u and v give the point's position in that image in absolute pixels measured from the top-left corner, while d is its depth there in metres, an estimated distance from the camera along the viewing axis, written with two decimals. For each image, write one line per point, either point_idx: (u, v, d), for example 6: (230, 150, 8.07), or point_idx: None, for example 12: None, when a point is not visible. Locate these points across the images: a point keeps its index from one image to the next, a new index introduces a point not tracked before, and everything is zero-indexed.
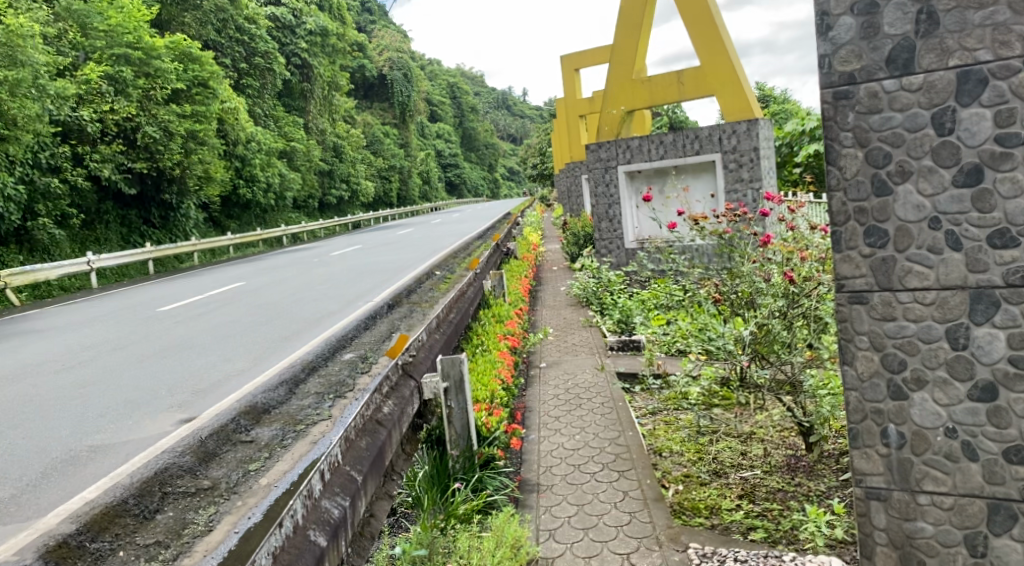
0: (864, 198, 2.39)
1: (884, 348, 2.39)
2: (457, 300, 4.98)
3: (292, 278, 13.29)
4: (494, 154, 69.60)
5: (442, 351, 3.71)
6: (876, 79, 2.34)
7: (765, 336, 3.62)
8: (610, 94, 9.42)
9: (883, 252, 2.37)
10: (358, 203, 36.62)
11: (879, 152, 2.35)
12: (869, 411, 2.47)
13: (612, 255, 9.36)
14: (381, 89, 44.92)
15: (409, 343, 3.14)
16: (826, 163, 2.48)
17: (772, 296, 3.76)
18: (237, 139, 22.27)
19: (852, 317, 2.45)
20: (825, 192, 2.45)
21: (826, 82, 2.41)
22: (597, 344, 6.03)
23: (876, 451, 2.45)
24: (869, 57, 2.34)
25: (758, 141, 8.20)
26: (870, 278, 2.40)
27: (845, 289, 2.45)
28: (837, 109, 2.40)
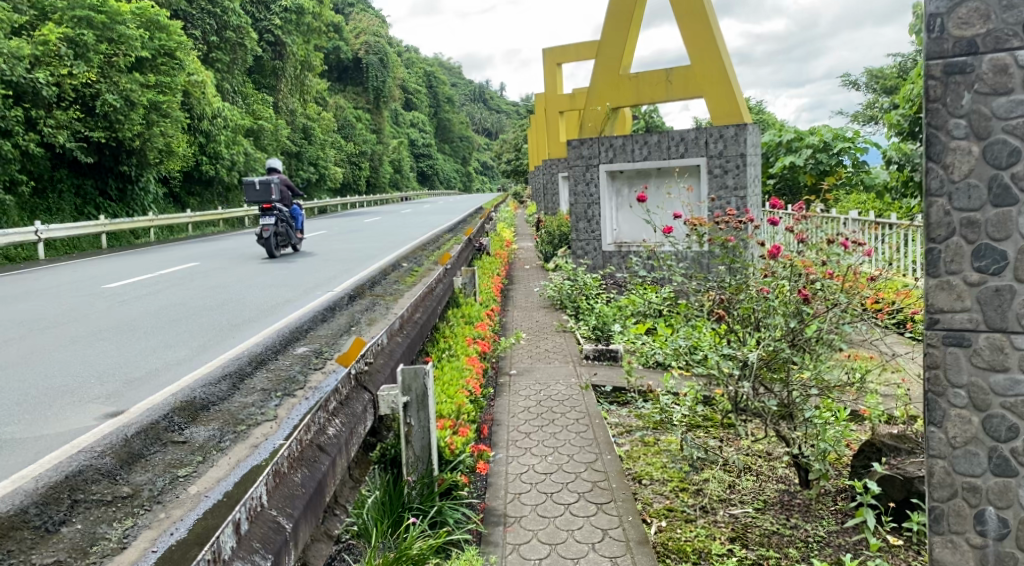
0: (975, 208, 2.18)
1: (990, 409, 2.21)
2: (423, 298, 4.53)
3: (250, 262, 12.61)
4: (468, 148, 69.07)
5: (402, 358, 3.27)
6: (1005, 49, 2.10)
7: (772, 360, 3.28)
8: (596, 90, 9.02)
9: (997, 283, 2.16)
10: (327, 188, 35.70)
11: (1002, 147, 2.13)
12: (960, 487, 2.30)
13: (589, 257, 8.95)
14: (357, 74, 43.98)
15: (365, 349, 2.68)
16: (925, 158, 2.26)
17: (780, 315, 3.32)
18: (203, 113, 21.38)
19: (949, 364, 2.25)
20: (925, 197, 2.25)
21: (936, 51, 2.17)
22: (572, 351, 5.65)
23: (967, 540, 2.30)
24: (998, 19, 2.09)
25: (745, 147, 7.94)
26: (977, 314, 2.20)
27: (941, 326, 2.26)
28: (948, 86, 2.17)
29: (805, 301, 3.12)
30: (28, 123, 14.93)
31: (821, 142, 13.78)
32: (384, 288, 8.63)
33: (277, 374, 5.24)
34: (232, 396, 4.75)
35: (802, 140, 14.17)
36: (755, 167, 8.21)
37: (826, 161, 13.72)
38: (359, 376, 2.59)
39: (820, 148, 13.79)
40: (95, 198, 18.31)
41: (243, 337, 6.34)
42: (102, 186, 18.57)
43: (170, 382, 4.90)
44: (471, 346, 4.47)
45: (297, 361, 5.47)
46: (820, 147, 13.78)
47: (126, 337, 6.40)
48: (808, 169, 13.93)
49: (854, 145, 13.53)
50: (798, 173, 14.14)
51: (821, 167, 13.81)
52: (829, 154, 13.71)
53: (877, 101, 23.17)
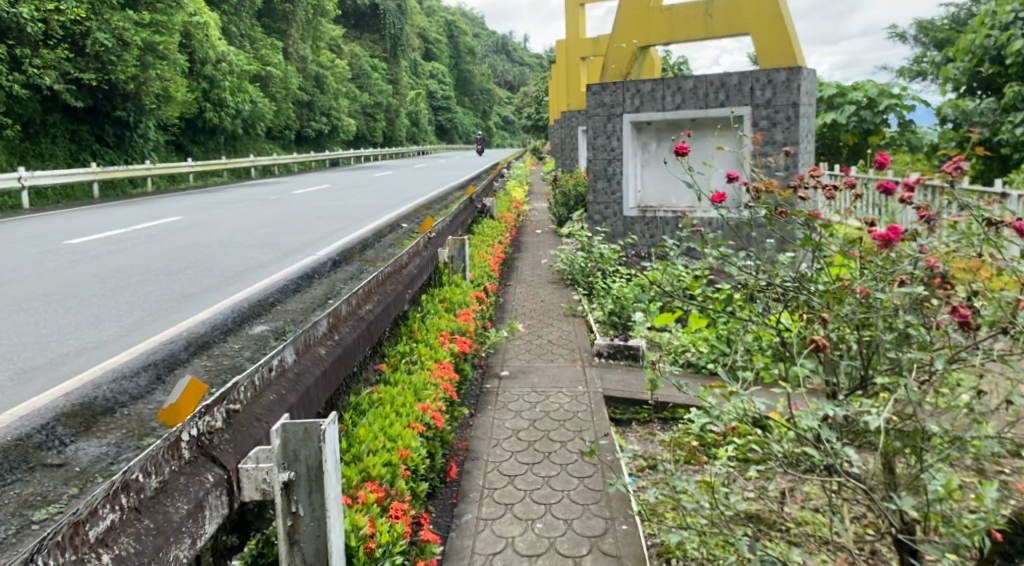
0: None
1: None
2: (383, 280, 3.41)
3: (239, 217, 11.51)
4: (489, 102, 66.95)
5: (319, 388, 2.17)
6: None
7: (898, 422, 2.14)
8: (622, 25, 7.67)
9: None
10: (340, 140, 34.27)
11: None
12: None
13: (607, 224, 7.75)
14: (374, 22, 42.18)
15: (205, 400, 1.55)
16: None
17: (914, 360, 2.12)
18: (206, 57, 20.11)
19: None
20: None
21: None
22: (582, 345, 4.53)
23: None
24: None
25: (798, 96, 6.65)
26: None
27: None
28: None
29: (962, 327, 1.91)
30: (13, 62, 13.72)
31: (865, 97, 12.27)
32: (377, 251, 7.52)
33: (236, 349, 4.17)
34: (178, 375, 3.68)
35: (845, 95, 12.66)
36: (808, 120, 6.93)
37: (870, 119, 12.16)
38: (202, 443, 1.52)
39: (864, 104, 12.30)
40: (91, 144, 17.15)
41: (189, 315, 5.14)
42: (98, 132, 17.38)
43: (91, 362, 3.89)
44: (445, 348, 3.40)
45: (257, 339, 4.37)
46: (864, 103, 12.27)
47: (55, 307, 5.31)
48: (850, 128, 12.42)
49: (902, 102, 12.00)
50: (838, 132, 12.72)
51: (865, 126, 12.25)
52: (874, 112, 12.21)
53: (925, 55, 21.11)
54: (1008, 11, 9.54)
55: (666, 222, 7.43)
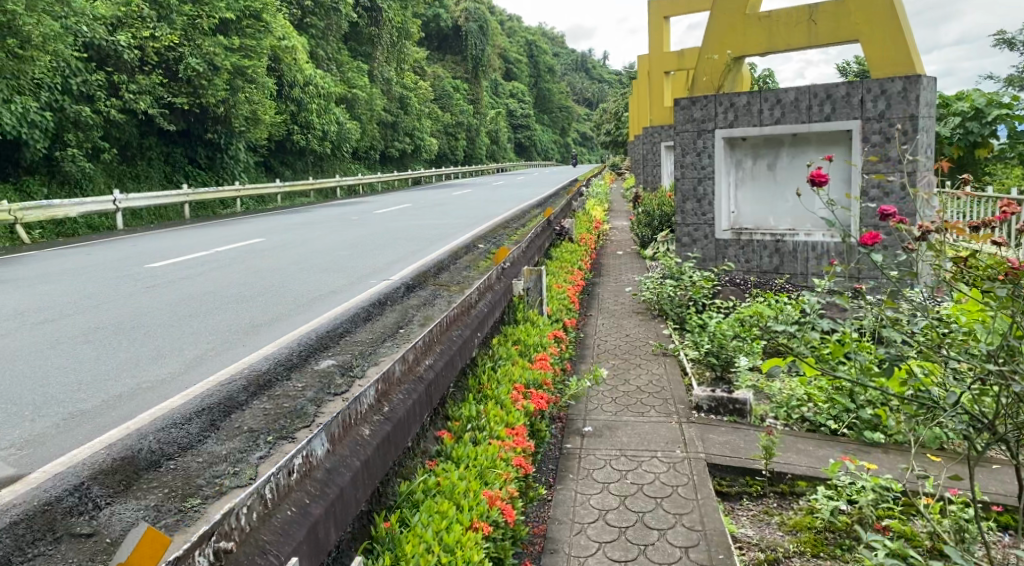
0: None
1: None
2: (446, 328, 3.02)
3: (317, 239, 11.56)
4: (568, 118, 66.63)
5: (352, 486, 1.79)
6: None
7: None
8: (714, 31, 6.91)
9: None
10: (421, 159, 34.77)
11: None
12: None
13: (697, 248, 7.08)
14: (457, 42, 42.91)
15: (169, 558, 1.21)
16: None
17: None
18: (293, 80, 20.79)
19: None
20: None
21: None
22: (676, 395, 3.91)
23: None
24: None
25: (918, 107, 5.69)
26: None
27: None
28: None
29: None
30: (111, 88, 14.51)
31: (969, 109, 10.55)
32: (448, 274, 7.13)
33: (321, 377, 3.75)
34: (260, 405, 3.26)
35: (948, 106, 11.05)
36: (931, 134, 5.93)
37: (977, 131, 10.48)
38: None
39: (967, 115, 10.61)
40: (183, 166, 17.99)
41: (240, 355, 4.74)
42: (191, 154, 18.17)
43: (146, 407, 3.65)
44: (518, 408, 2.95)
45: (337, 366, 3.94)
46: (969, 114, 10.60)
47: (122, 339, 5.25)
48: (953, 142, 10.72)
49: (1014, 112, 10.24)
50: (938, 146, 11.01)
51: (971, 139, 10.58)
52: (980, 122, 10.53)
53: None
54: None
55: (764, 246, 6.61)
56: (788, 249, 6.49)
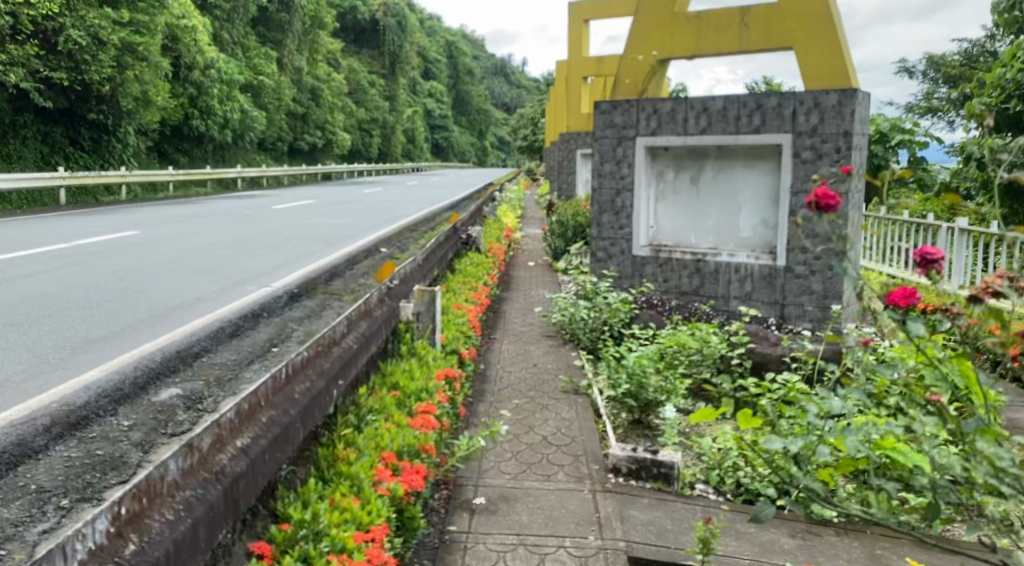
0: None
1: None
2: (280, 385, 2.22)
3: (199, 234, 10.24)
4: (485, 122, 66.08)
5: None
6: None
7: None
8: (640, 31, 6.40)
9: None
10: (331, 155, 33.03)
11: None
12: None
13: (613, 264, 6.54)
14: (373, 36, 41.30)
15: None
16: None
17: None
18: (193, 62, 18.80)
19: None
20: None
21: None
22: (590, 449, 3.25)
23: None
24: None
25: (852, 123, 5.28)
26: None
27: None
28: None
29: None
30: None
31: (875, 132, 10.85)
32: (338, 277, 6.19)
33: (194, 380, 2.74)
34: (108, 420, 2.23)
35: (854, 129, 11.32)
36: (863, 153, 5.54)
37: (881, 154, 10.68)
38: None
39: (873, 139, 10.85)
40: (64, 148, 15.75)
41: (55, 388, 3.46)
42: (72, 135, 15.95)
43: None
44: (379, 499, 2.19)
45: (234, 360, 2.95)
46: (874, 137, 10.84)
47: None
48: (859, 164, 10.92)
49: (915, 139, 10.53)
50: None
51: (874, 162, 10.73)
52: (885, 146, 10.75)
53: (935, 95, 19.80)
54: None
55: (684, 264, 6.14)
56: (709, 270, 6.02)
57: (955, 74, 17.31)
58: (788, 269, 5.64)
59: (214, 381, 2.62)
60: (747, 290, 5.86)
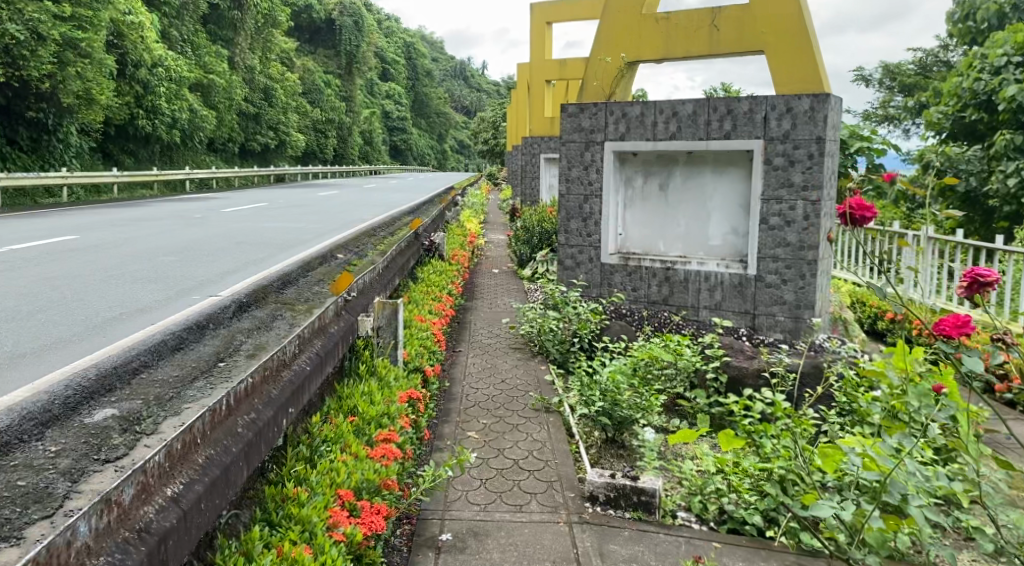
0: None
1: None
2: (220, 417, 1.92)
3: (145, 239, 9.73)
4: (446, 125, 65.69)
5: None
6: None
7: None
8: (608, 33, 6.26)
9: None
10: (287, 157, 32.28)
11: None
12: None
13: (581, 272, 6.37)
14: (330, 36, 40.59)
15: None
16: None
17: None
18: (140, 60, 18.02)
19: None
20: None
21: None
22: (564, 474, 3.06)
23: None
24: None
25: (824, 129, 5.20)
26: None
27: None
28: None
29: None
30: None
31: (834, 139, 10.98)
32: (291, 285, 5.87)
33: (136, 392, 2.32)
34: (32, 446, 1.81)
35: None
36: (834, 160, 5.48)
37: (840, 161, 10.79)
38: None
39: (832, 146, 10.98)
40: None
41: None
42: (8, 134, 15.11)
43: None
44: (333, 547, 1.92)
45: (183, 373, 2.53)
46: None
47: None
48: None
49: (873, 146, 10.65)
50: None
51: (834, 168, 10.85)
52: (844, 153, 10.89)
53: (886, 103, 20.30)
54: (999, 53, 7.76)
55: (653, 273, 6.00)
56: (679, 278, 5.90)
57: (908, 83, 17.76)
58: (759, 278, 5.55)
59: (162, 395, 2.22)
60: (717, 300, 5.75)
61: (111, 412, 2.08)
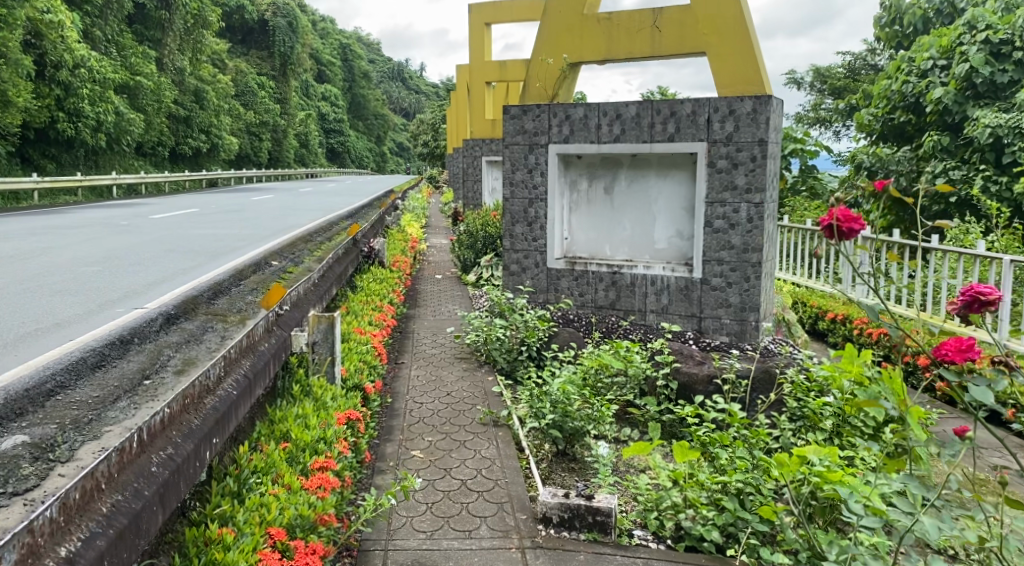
0: None
1: None
2: (130, 455, 1.59)
3: (61, 248, 9.07)
4: (386, 128, 64.81)
5: None
6: None
7: None
8: (550, 33, 6.17)
9: None
10: (219, 160, 31.10)
11: None
12: None
13: (527, 277, 6.26)
14: (263, 37, 39.28)
15: None
16: None
17: None
18: (60, 61, 16.94)
19: None
20: None
21: None
22: (516, 494, 2.92)
23: None
24: None
25: (766, 131, 5.21)
26: None
27: None
28: None
29: None
30: None
31: None
32: (220, 296, 5.50)
33: (48, 418, 2.03)
34: None
35: None
36: (775, 162, 5.52)
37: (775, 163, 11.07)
38: None
39: None
40: None
41: None
42: None
43: None
44: None
45: (103, 393, 2.24)
46: None
47: None
48: None
49: (806, 148, 10.94)
50: None
51: None
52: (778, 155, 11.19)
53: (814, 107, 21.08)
54: (926, 57, 8.08)
55: (599, 278, 5.93)
56: (625, 282, 5.84)
57: (838, 86, 18.46)
58: (704, 282, 5.55)
59: (79, 417, 1.98)
60: (664, 303, 5.73)
61: (18, 440, 1.81)
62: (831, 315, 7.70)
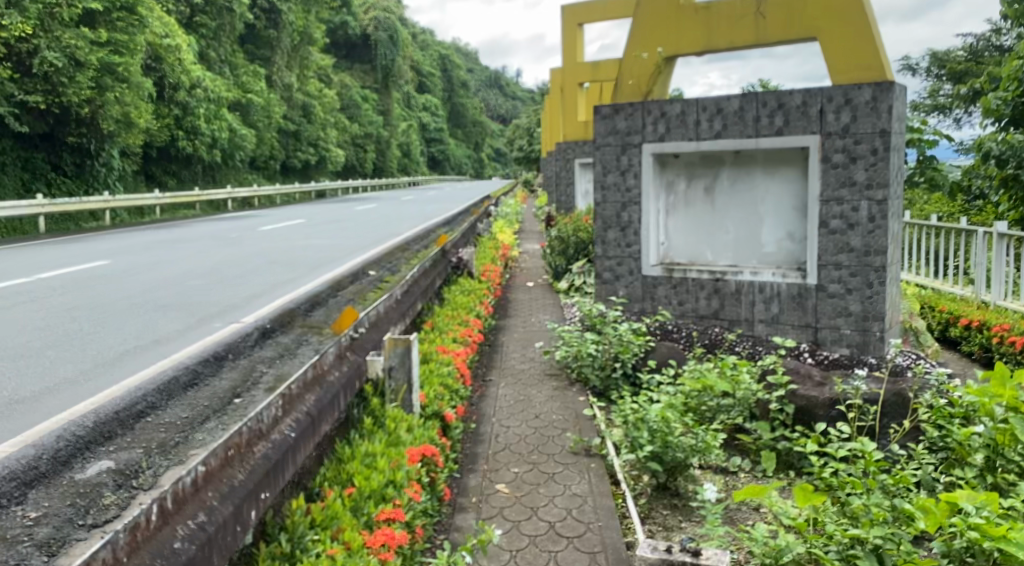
0: None
1: None
2: (150, 531, 1.39)
3: (178, 260, 9.60)
4: (482, 133, 65.71)
5: None
6: None
7: None
8: (644, 26, 5.76)
9: None
10: (325, 171, 32.53)
11: None
12: None
13: (621, 285, 5.88)
14: (365, 51, 40.71)
15: None
16: None
17: None
18: (178, 82, 18.11)
19: None
20: None
21: None
22: (609, 543, 2.58)
23: None
24: None
25: (889, 120, 4.59)
26: None
27: None
28: None
29: None
30: None
31: None
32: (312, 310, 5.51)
33: (137, 440, 1.90)
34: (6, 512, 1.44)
35: None
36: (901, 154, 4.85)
37: None
38: None
39: None
40: (46, 173, 15.09)
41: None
42: (55, 160, 15.29)
43: None
44: None
45: (193, 414, 2.10)
46: None
47: None
48: None
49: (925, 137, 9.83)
50: None
51: None
52: None
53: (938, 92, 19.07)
54: None
55: (700, 286, 5.46)
56: (729, 291, 5.34)
57: (959, 69, 16.55)
58: (821, 289, 4.95)
59: (167, 441, 1.86)
60: (774, 313, 5.17)
61: (107, 465, 1.70)
62: (963, 322, 6.77)
